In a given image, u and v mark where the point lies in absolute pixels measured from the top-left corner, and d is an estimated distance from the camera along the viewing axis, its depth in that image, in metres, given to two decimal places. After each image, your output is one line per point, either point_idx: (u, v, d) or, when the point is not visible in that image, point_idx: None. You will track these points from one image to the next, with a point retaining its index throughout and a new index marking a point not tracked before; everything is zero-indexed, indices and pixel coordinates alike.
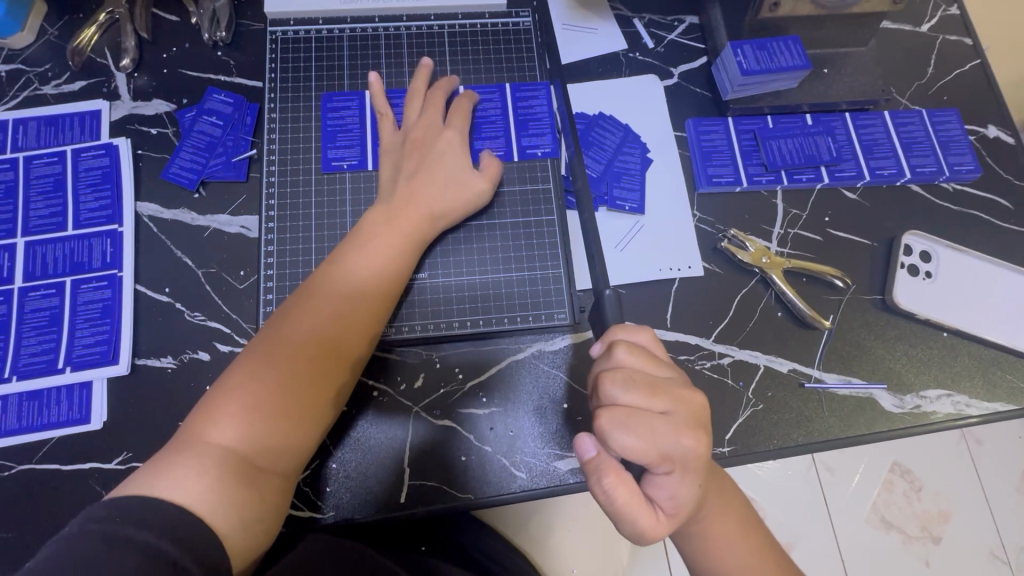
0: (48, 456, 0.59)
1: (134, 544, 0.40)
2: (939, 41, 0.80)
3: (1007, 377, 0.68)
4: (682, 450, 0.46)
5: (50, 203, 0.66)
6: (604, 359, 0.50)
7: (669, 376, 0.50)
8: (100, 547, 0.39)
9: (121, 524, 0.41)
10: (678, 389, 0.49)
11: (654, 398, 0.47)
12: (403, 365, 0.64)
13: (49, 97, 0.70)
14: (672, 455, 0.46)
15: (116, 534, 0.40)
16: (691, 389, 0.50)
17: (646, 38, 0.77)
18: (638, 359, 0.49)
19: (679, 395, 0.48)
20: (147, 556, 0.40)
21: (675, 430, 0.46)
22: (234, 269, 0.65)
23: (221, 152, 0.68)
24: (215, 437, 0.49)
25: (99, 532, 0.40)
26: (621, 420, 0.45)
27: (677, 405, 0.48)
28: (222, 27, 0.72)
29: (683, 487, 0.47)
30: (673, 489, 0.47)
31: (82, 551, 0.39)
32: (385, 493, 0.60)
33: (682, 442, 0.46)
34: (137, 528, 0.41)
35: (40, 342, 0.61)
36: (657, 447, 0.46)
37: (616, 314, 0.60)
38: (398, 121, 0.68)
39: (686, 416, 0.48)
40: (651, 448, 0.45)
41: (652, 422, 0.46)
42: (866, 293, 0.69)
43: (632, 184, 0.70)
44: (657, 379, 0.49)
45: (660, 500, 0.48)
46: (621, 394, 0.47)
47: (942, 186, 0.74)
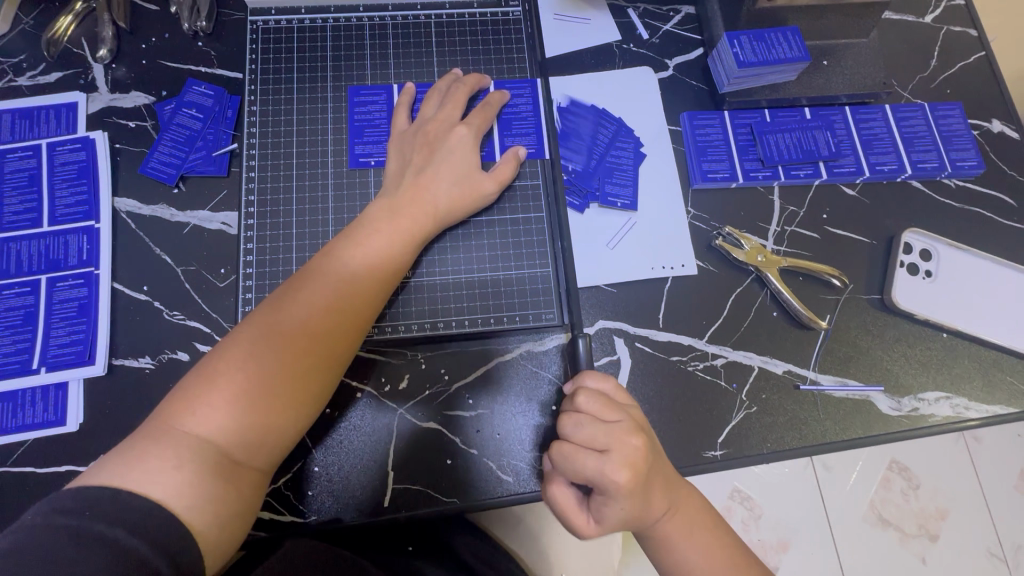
0: (23, 459, 0.57)
1: (105, 541, 0.39)
2: (943, 31, 0.78)
3: (1007, 379, 0.66)
4: (611, 481, 0.46)
5: (25, 198, 0.64)
6: (567, 394, 0.52)
7: (623, 416, 0.49)
8: (68, 544, 0.38)
9: (93, 520, 0.39)
10: (622, 427, 0.48)
11: (595, 434, 0.47)
12: (388, 365, 0.62)
13: (24, 89, 0.68)
14: (603, 488, 0.46)
15: (86, 532, 0.39)
16: (638, 432, 0.48)
17: (640, 29, 0.75)
18: (593, 403, 0.50)
19: (622, 431, 0.48)
20: (120, 553, 0.38)
21: (606, 463, 0.46)
22: (214, 266, 0.64)
23: (200, 145, 0.66)
24: (193, 428, 0.47)
25: (67, 529, 0.38)
26: (557, 446, 0.47)
27: (617, 441, 0.47)
28: (202, 16, 0.70)
29: (618, 517, 0.47)
30: (608, 512, 0.47)
31: (44, 551, 0.37)
32: (368, 496, 0.59)
33: (612, 474, 0.46)
34: (109, 525, 0.40)
35: (14, 341, 0.60)
36: (582, 473, 0.47)
37: (596, 332, 0.55)
38: (413, 113, 0.66)
39: (625, 452, 0.47)
40: (578, 472, 0.47)
41: (585, 453, 0.47)
42: (864, 292, 0.67)
43: (626, 180, 0.68)
44: (606, 414, 0.49)
45: (601, 518, 0.48)
46: (567, 428, 0.48)
47: (944, 182, 0.72)
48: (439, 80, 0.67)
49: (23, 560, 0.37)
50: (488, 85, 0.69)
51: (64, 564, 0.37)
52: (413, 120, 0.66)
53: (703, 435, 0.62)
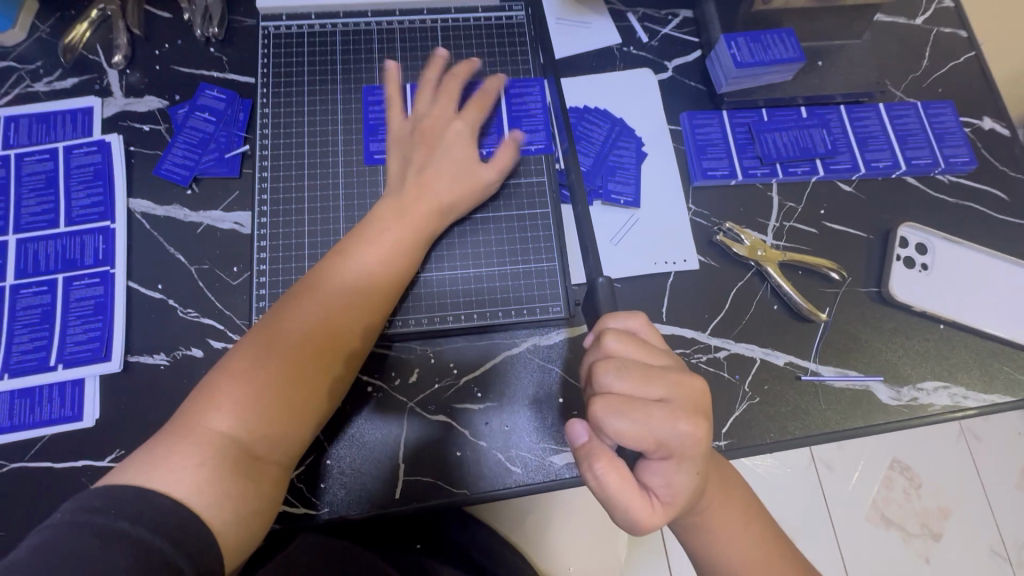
0: (40, 454, 0.58)
1: (128, 539, 0.39)
2: (934, 32, 0.80)
3: (1004, 369, 0.67)
4: (677, 436, 0.46)
5: (42, 200, 0.65)
6: (595, 349, 0.50)
7: (665, 364, 0.49)
8: (93, 540, 0.39)
9: (117, 518, 0.40)
10: (673, 376, 0.48)
11: (649, 386, 0.47)
12: (397, 360, 0.64)
13: (41, 94, 0.69)
14: (669, 442, 0.46)
15: (108, 528, 0.40)
16: (689, 376, 0.49)
17: (640, 32, 0.77)
18: (633, 348, 0.49)
19: (674, 381, 0.48)
20: (143, 550, 0.39)
21: (670, 416, 0.46)
22: (227, 265, 0.65)
23: (213, 147, 0.68)
24: (214, 425, 0.48)
25: (90, 527, 0.39)
26: (616, 407, 0.45)
27: (671, 391, 0.47)
28: (214, 23, 0.72)
29: (680, 475, 0.46)
30: (670, 476, 0.47)
31: (72, 544, 0.38)
32: (380, 489, 0.60)
33: (678, 428, 0.46)
34: (131, 523, 0.40)
35: (32, 339, 0.61)
36: (650, 434, 0.45)
37: (609, 303, 0.56)
38: (406, 112, 0.68)
39: (684, 403, 0.47)
40: (644, 434, 0.45)
41: (647, 408, 0.46)
42: (862, 285, 0.69)
43: (628, 178, 0.70)
44: (651, 366, 0.48)
45: (656, 488, 0.47)
46: (615, 380, 0.47)
47: (938, 178, 0.74)
48: (426, 68, 0.68)
49: (49, 558, 0.38)
50: (504, 83, 0.70)
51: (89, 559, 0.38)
52: (408, 117, 0.67)
53: None
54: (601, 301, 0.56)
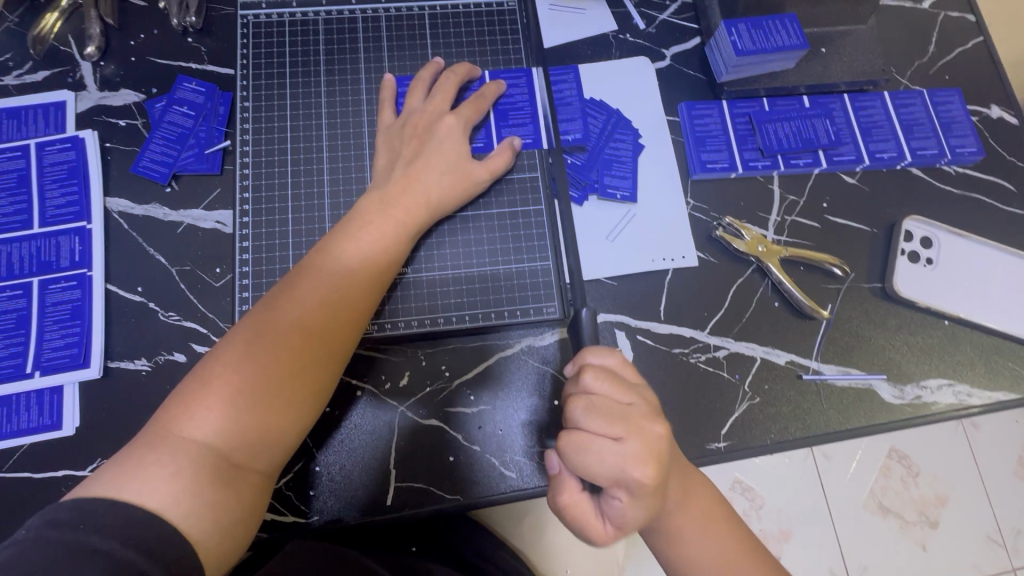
0: (19, 464, 0.56)
1: (98, 554, 0.38)
2: (941, 17, 0.77)
3: (1009, 365, 0.66)
4: (627, 480, 0.44)
5: (14, 200, 0.63)
6: (572, 381, 0.49)
7: (633, 402, 0.47)
8: (62, 556, 0.37)
9: (84, 532, 0.39)
10: (637, 418, 0.46)
11: (609, 425, 0.45)
12: (387, 362, 0.62)
13: (10, 88, 0.66)
14: (620, 483, 0.44)
15: (79, 543, 0.38)
16: (657, 419, 0.47)
17: (637, 19, 0.74)
18: (602, 384, 0.47)
19: (637, 423, 0.46)
20: (115, 566, 0.37)
21: (622, 461, 0.44)
22: (210, 266, 0.63)
23: (193, 143, 0.65)
24: (191, 432, 0.46)
25: (54, 542, 0.37)
26: (571, 443, 0.45)
27: (632, 434, 0.45)
28: (192, 11, 0.69)
29: (634, 514, 0.45)
30: (622, 515, 0.46)
31: (41, 559, 0.37)
32: (370, 495, 0.58)
33: (628, 472, 0.44)
34: (104, 535, 0.39)
35: (6, 346, 0.59)
36: (599, 474, 0.44)
37: (592, 335, 0.56)
38: (400, 109, 0.66)
39: (644, 449, 0.45)
40: (596, 474, 0.44)
41: (598, 451, 0.44)
42: (865, 281, 0.67)
43: (625, 171, 0.68)
44: (618, 405, 0.46)
45: (611, 520, 0.47)
46: (579, 417, 0.46)
47: (944, 169, 0.71)
48: (421, 70, 0.67)
49: None
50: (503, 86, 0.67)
51: None
52: (400, 115, 0.65)
53: (706, 427, 0.61)
54: (584, 335, 0.56)
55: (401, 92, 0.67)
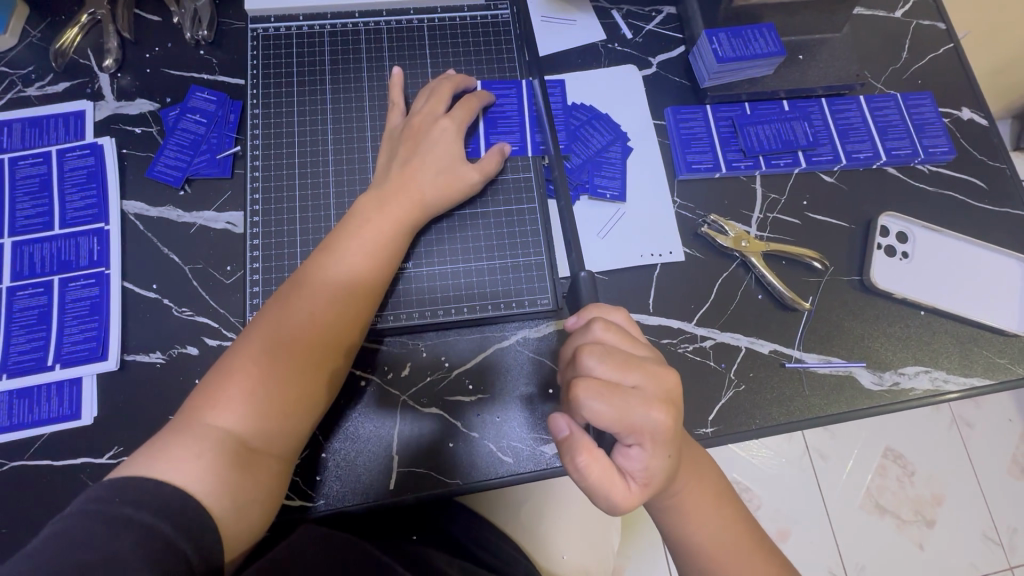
0: (40, 452, 0.59)
1: (131, 522, 0.41)
2: (913, 25, 0.82)
3: (984, 353, 0.69)
4: (651, 423, 0.47)
5: (36, 203, 0.66)
6: (581, 332, 0.52)
7: (644, 354, 0.51)
8: (99, 528, 0.40)
9: (121, 505, 0.41)
10: (649, 364, 0.50)
11: (626, 372, 0.48)
12: (389, 354, 0.65)
13: (33, 98, 0.70)
14: (642, 427, 0.47)
15: (114, 514, 0.41)
16: (666, 367, 0.51)
17: (624, 29, 0.78)
18: (612, 336, 0.51)
19: (652, 369, 0.49)
20: (148, 534, 0.40)
21: (645, 403, 0.47)
22: (221, 264, 0.66)
23: (205, 149, 0.69)
24: (213, 419, 0.49)
25: (89, 515, 0.40)
26: (594, 390, 0.46)
27: (648, 378, 0.49)
28: (204, 26, 0.73)
29: (655, 460, 0.48)
30: (645, 462, 0.48)
31: (79, 531, 0.39)
32: (375, 481, 0.61)
33: (651, 414, 0.47)
34: (136, 509, 0.41)
35: (29, 340, 0.62)
36: (626, 420, 0.47)
37: (592, 295, 0.58)
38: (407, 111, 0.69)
39: (658, 390, 0.48)
40: (621, 418, 0.47)
41: (624, 393, 0.47)
42: (844, 274, 0.70)
43: (614, 173, 0.71)
44: (630, 355, 0.50)
45: (632, 472, 0.49)
46: (596, 365, 0.48)
47: (918, 168, 0.75)
48: (434, 78, 0.70)
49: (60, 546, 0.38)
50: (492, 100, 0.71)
51: (96, 543, 0.39)
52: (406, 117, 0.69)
53: (695, 413, 0.64)
54: (583, 296, 0.57)
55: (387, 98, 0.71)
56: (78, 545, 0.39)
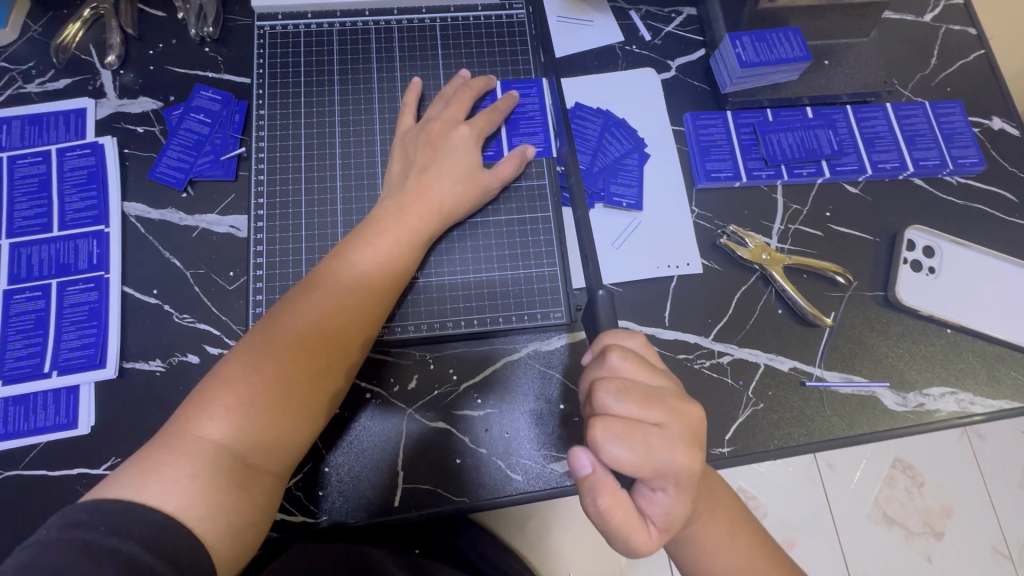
0: (36, 462, 0.58)
1: (118, 555, 0.39)
2: (943, 30, 0.79)
3: (1012, 374, 0.66)
4: (674, 467, 0.45)
5: (35, 204, 0.64)
6: (595, 365, 0.50)
7: (662, 386, 0.49)
8: (81, 558, 0.38)
9: (108, 534, 0.40)
10: (672, 401, 0.47)
11: (648, 410, 0.46)
12: (396, 366, 0.63)
13: (33, 95, 0.68)
14: (666, 471, 0.45)
15: (97, 544, 0.39)
16: (688, 403, 0.48)
17: (643, 31, 0.76)
18: (629, 367, 0.48)
19: (673, 406, 0.47)
20: (132, 567, 0.38)
21: (669, 445, 0.45)
22: (223, 270, 0.64)
23: (209, 150, 0.67)
24: (207, 432, 0.47)
25: (79, 542, 0.38)
26: (615, 431, 0.44)
27: (670, 417, 0.46)
28: (209, 22, 0.71)
29: (678, 503, 0.46)
30: (666, 505, 0.46)
31: (57, 560, 0.38)
32: (378, 497, 0.59)
33: (675, 456, 0.45)
34: (121, 538, 0.40)
35: (26, 345, 0.60)
36: (649, 461, 0.44)
37: (609, 318, 0.55)
38: (420, 116, 0.67)
39: (681, 431, 0.46)
40: (644, 463, 0.44)
41: (647, 436, 0.45)
42: (868, 289, 0.68)
43: (630, 180, 0.69)
44: (651, 389, 0.47)
45: (653, 515, 0.47)
46: (614, 404, 0.46)
47: (946, 179, 0.72)
48: (447, 83, 0.68)
49: None
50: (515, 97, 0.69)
51: None
52: (419, 121, 0.67)
53: (711, 432, 0.62)
54: (601, 320, 0.55)
55: (399, 100, 0.69)
56: None
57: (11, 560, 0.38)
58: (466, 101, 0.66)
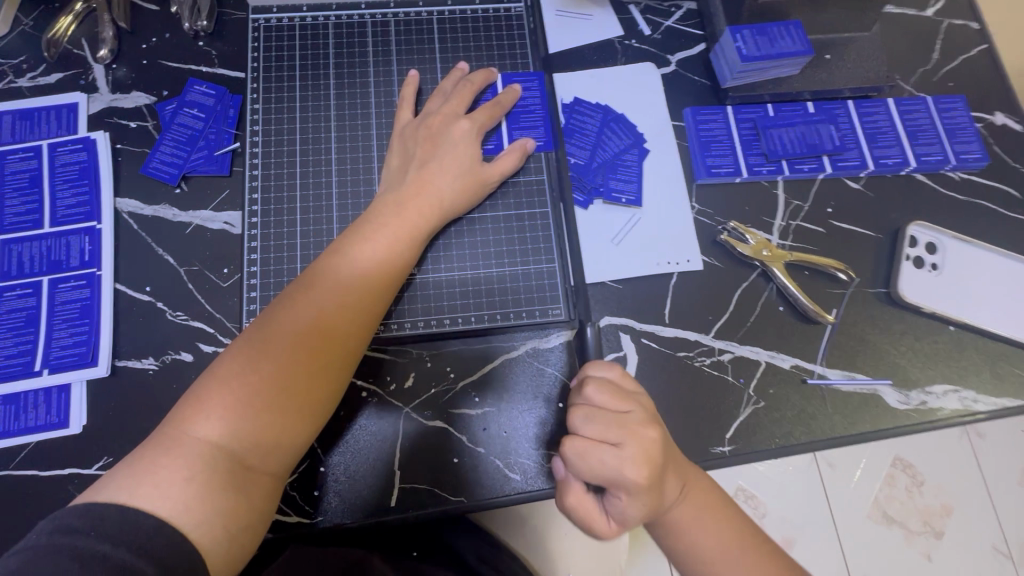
0: (26, 461, 0.57)
1: (109, 562, 0.38)
2: (944, 25, 0.78)
3: (1015, 371, 0.66)
4: (625, 481, 0.47)
5: (26, 200, 0.63)
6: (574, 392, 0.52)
7: (631, 409, 0.50)
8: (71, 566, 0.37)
9: (99, 539, 0.39)
10: (634, 423, 0.49)
11: (607, 431, 0.48)
12: (393, 364, 0.62)
13: (24, 90, 0.67)
14: (616, 483, 0.48)
15: (89, 550, 0.38)
16: (653, 423, 0.49)
17: (642, 25, 0.75)
18: (600, 392, 0.50)
19: (634, 428, 0.49)
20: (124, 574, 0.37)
21: (621, 463, 0.47)
22: (217, 267, 0.63)
23: (203, 145, 0.66)
24: (204, 433, 0.46)
25: (69, 549, 0.37)
26: (572, 449, 0.48)
27: (629, 438, 0.48)
28: (203, 16, 0.70)
29: (636, 512, 0.48)
30: (625, 512, 0.49)
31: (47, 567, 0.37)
32: (375, 497, 0.58)
33: (625, 473, 0.47)
34: (113, 545, 0.39)
35: (17, 343, 0.59)
36: (600, 475, 0.48)
37: (596, 351, 0.62)
38: (417, 111, 0.67)
39: (640, 450, 0.48)
40: (595, 476, 0.48)
41: (600, 455, 0.47)
42: (870, 286, 0.67)
43: (630, 176, 0.68)
44: (617, 412, 0.49)
45: (616, 519, 0.50)
46: (577, 424, 0.49)
47: (949, 175, 0.72)
48: (445, 77, 0.68)
49: None
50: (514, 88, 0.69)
51: None
52: (418, 116, 0.66)
53: (711, 431, 0.61)
54: (588, 347, 0.62)
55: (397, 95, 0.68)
56: None
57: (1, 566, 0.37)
58: (465, 96, 0.65)
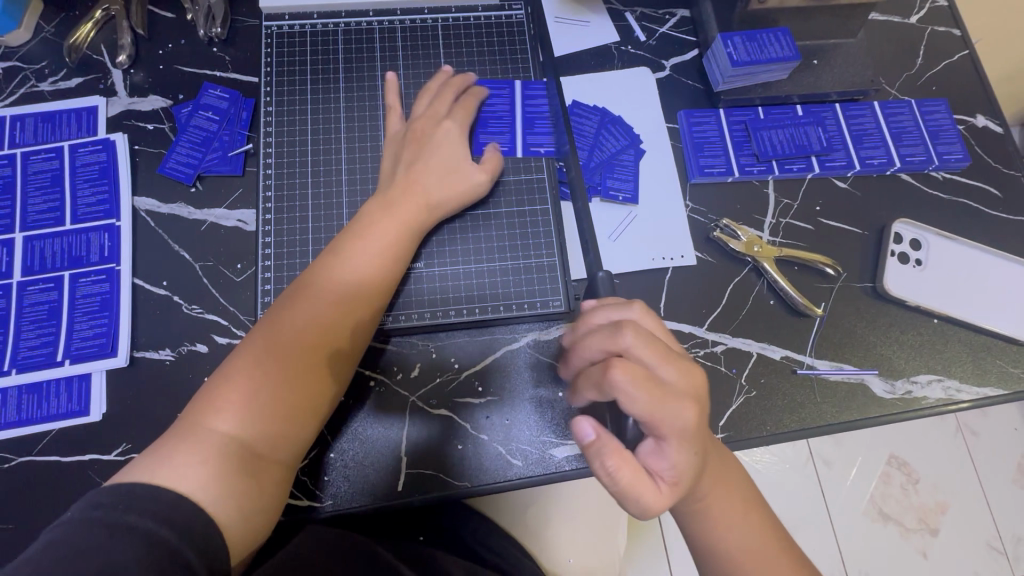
0: (48, 447, 0.59)
1: (136, 531, 0.40)
2: (929, 32, 0.81)
3: (997, 363, 0.68)
4: (682, 419, 0.47)
5: (48, 198, 0.66)
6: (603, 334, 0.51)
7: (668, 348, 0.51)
8: (100, 534, 0.39)
9: (125, 512, 0.41)
10: (678, 359, 0.49)
11: (655, 367, 0.48)
12: (400, 355, 0.65)
13: (46, 93, 0.70)
14: (673, 425, 0.47)
15: (117, 522, 0.40)
16: (693, 362, 0.51)
17: (638, 32, 0.78)
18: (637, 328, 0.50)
19: (680, 364, 0.49)
20: (150, 542, 0.40)
21: (678, 398, 0.47)
22: (231, 262, 0.66)
23: (217, 146, 0.69)
24: (217, 425, 0.49)
25: (98, 521, 0.40)
26: (627, 385, 0.46)
27: (676, 373, 0.48)
28: (217, 23, 0.73)
29: (683, 458, 0.48)
30: (672, 460, 0.48)
31: (77, 539, 0.39)
32: (382, 482, 0.61)
33: (683, 409, 0.47)
34: (139, 516, 0.41)
35: (39, 335, 0.62)
36: (659, 414, 0.46)
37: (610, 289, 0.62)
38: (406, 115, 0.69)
39: (686, 386, 0.48)
40: (653, 414, 0.46)
41: (658, 389, 0.47)
42: (856, 281, 0.70)
43: (626, 175, 0.71)
44: (657, 348, 0.49)
45: (661, 472, 0.48)
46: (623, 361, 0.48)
47: (932, 175, 0.75)
48: (430, 79, 0.70)
49: (60, 555, 0.38)
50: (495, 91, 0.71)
51: (94, 553, 0.38)
52: (406, 120, 0.69)
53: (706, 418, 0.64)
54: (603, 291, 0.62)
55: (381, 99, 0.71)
56: (77, 556, 0.38)
57: (38, 538, 0.39)
58: (462, 101, 0.69)
